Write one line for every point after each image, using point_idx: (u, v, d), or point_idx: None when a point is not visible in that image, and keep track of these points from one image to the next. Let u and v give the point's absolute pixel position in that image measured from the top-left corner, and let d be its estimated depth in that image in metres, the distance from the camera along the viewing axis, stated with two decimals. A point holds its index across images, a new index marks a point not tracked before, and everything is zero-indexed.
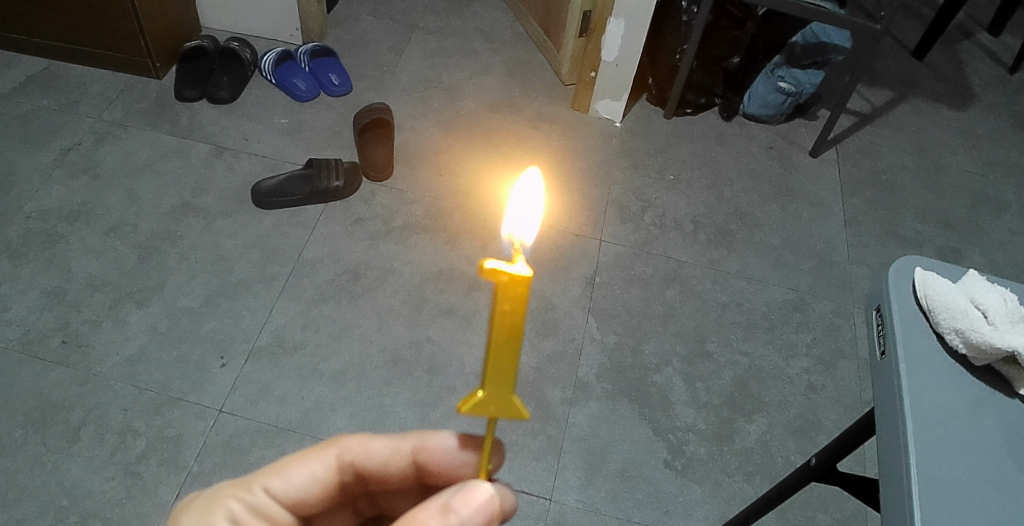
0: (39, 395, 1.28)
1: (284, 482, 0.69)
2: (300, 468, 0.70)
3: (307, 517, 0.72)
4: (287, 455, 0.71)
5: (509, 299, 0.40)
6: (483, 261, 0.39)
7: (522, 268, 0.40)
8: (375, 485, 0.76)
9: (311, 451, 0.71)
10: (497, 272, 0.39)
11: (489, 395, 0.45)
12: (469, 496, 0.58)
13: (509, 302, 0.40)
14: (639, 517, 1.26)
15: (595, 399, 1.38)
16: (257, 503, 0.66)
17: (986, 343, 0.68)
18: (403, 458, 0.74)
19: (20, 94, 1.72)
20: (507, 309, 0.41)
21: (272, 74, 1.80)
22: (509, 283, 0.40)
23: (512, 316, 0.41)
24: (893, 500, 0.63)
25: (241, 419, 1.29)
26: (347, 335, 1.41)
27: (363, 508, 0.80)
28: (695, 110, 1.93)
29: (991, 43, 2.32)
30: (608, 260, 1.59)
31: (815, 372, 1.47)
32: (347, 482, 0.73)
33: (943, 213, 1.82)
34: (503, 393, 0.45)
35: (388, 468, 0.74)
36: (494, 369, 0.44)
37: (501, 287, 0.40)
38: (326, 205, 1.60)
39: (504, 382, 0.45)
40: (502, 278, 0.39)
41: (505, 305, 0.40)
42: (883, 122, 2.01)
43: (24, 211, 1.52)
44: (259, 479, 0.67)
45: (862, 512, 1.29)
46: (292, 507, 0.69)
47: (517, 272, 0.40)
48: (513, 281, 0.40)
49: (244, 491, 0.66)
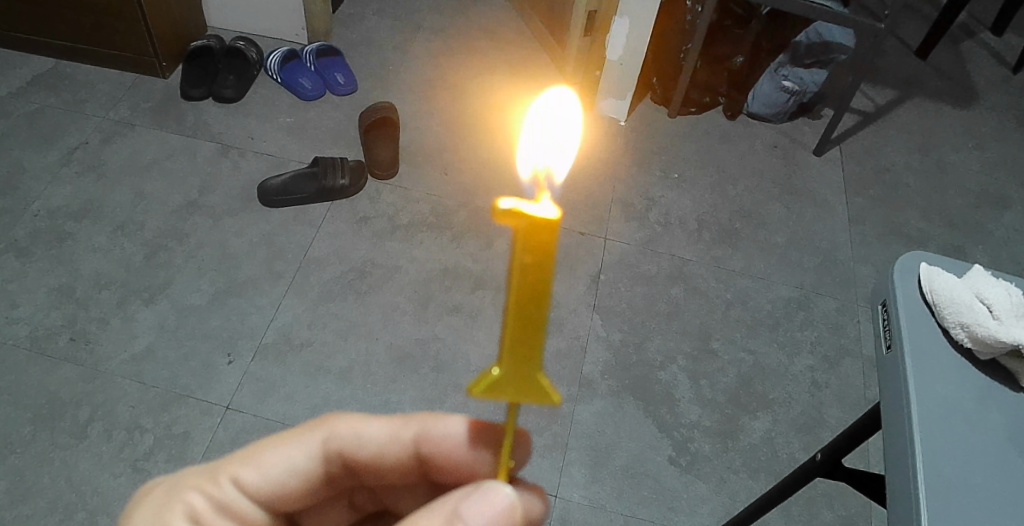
0: (47, 391, 1.29)
1: (257, 473, 0.69)
2: (279, 454, 0.70)
3: (294, 505, 0.72)
4: (269, 438, 0.71)
5: (531, 246, 0.37)
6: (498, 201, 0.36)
7: (551, 210, 0.37)
8: (369, 477, 0.75)
9: (297, 435, 0.71)
10: (515, 213, 0.36)
11: (504, 374, 0.43)
12: (483, 502, 0.57)
13: (530, 248, 0.37)
14: (645, 513, 1.26)
15: (600, 396, 1.39)
16: (224, 495, 0.66)
17: (991, 337, 0.68)
18: (401, 446, 0.73)
19: (27, 93, 1.73)
20: (528, 261, 0.38)
21: (278, 74, 1.81)
22: (530, 226, 0.37)
23: (536, 270, 0.38)
24: (898, 493, 0.64)
25: (249, 415, 1.30)
26: (354, 333, 1.42)
27: (361, 501, 0.80)
28: (699, 109, 1.93)
29: (994, 42, 2.32)
30: (613, 257, 1.60)
31: (820, 369, 1.48)
32: (336, 472, 0.73)
33: (947, 211, 1.82)
34: (524, 371, 0.43)
35: (385, 456, 0.73)
36: (511, 342, 0.42)
37: (521, 230, 0.37)
38: (332, 203, 1.61)
39: (522, 354, 0.42)
40: (523, 219, 0.36)
41: (525, 258, 0.38)
42: (887, 121, 2.02)
43: (32, 209, 1.52)
44: (228, 470, 0.68)
45: (866, 509, 1.29)
46: (266, 497, 0.70)
47: (543, 215, 0.37)
48: (535, 225, 0.37)
49: (212, 483, 0.66)
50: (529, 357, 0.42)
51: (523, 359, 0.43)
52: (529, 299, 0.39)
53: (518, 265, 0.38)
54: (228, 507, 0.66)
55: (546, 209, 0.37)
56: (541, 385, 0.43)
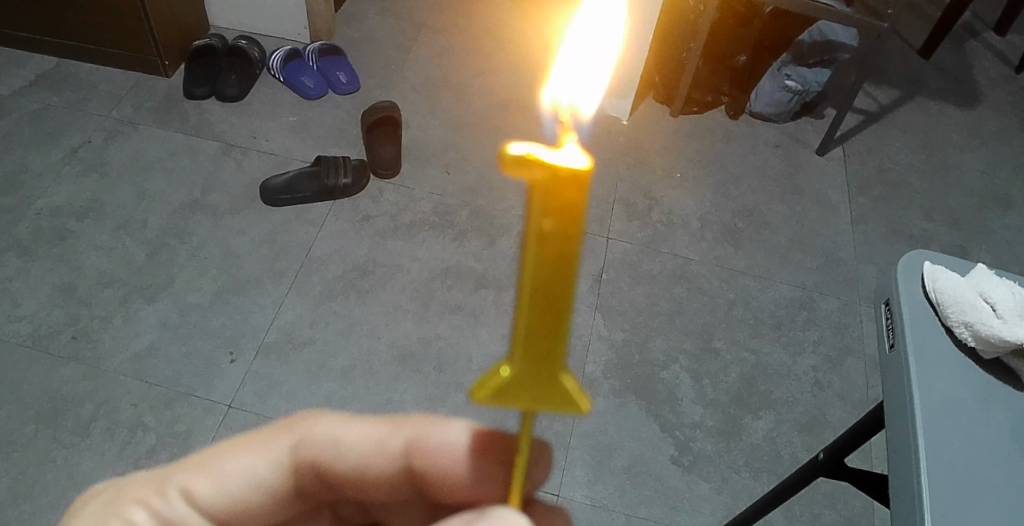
0: (50, 389, 1.29)
1: (212, 486, 0.68)
2: (241, 460, 0.70)
3: (264, 515, 0.72)
4: (230, 442, 0.71)
5: (550, 206, 0.34)
6: (510, 152, 0.33)
7: (575, 162, 0.33)
8: (350, 485, 0.74)
9: (267, 439, 0.71)
10: (533, 163, 0.33)
11: (517, 375, 0.41)
12: None
13: (551, 210, 0.34)
14: (647, 513, 1.26)
15: (602, 395, 1.38)
16: (169, 509, 0.66)
17: (995, 336, 0.68)
18: (389, 453, 0.72)
19: (30, 92, 1.73)
20: (549, 227, 0.34)
21: (280, 73, 1.81)
22: (550, 181, 0.33)
23: (555, 241, 0.35)
24: (901, 493, 0.63)
25: (251, 414, 1.30)
26: (356, 331, 1.42)
27: (345, 510, 0.79)
28: (702, 109, 1.93)
29: (997, 42, 2.31)
30: (615, 257, 1.60)
31: (822, 369, 1.47)
32: (307, 478, 0.72)
33: (950, 210, 1.82)
34: (541, 369, 0.40)
35: (370, 463, 0.72)
36: (526, 337, 0.39)
37: (539, 185, 0.33)
38: (335, 202, 1.61)
39: (536, 347, 0.39)
40: (544, 171, 0.33)
41: (545, 223, 0.34)
42: (890, 121, 2.01)
43: (34, 208, 1.53)
44: (177, 480, 0.68)
45: (869, 509, 1.29)
46: (227, 509, 0.69)
47: (565, 166, 0.33)
48: (555, 178, 0.33)
49: (158, 496, 0.66)
50: (547, 352, 0.39)
51: (539, 356, 0.40)
52: (550, 275, 0.36)
53: (536, 231, 0.34)
54: (172, 518, 0.66)
55: (573, 160, 0.33)
56: (561, 384, 0.41)
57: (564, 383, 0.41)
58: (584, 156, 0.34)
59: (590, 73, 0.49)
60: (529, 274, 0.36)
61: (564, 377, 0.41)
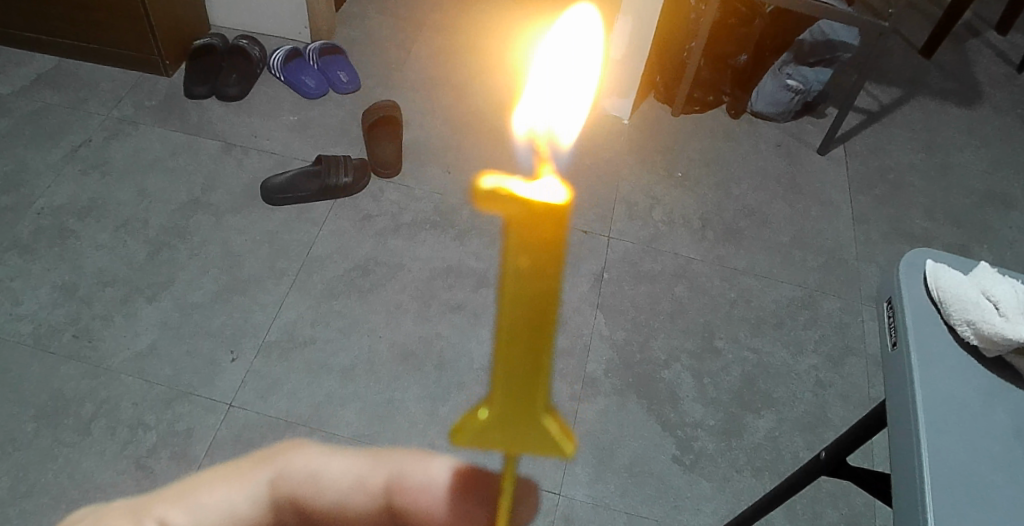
0: (50, 389, 1.29)
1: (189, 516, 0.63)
2: (222, 493, 0.64)
3: None
4: (216, 478, 0.67)
5: (526, 240, 0.35)
6: (488, 183, 0.35)
7: (551, 197, 0.36)
8: None
9: (246, 474, 0.64)
10: (509, 193, 0.35)
11: (496, 417, 0.40)
12: None
13: (526, 242, 0.35)
14: (648, 512, 1.26)
15: (604, 395, 1.38)
16: None
17: (998, 334, 0.68)
18: (368, 497, 0.60)
19: (31, 91, 1.73)
20: (525, 261, 0.35)
21: (281, 72, 1.81)
22: (525, 214, 0.36)
23: (532, 277, 0.36)
24: (904, 492, 0.63)
25: (252, 413, 1.30)
26: (357, 330, 1.42)
27: None
28: (704, 107, 1.93)
29: (998, 41, 2.31)
30: (616, 256, 1.60)
31: (824, 368, 1.47)
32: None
33: (952, 210, 1.82)
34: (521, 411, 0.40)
35: (348, 510, 0.60)
36: (506, 383, 0.39)
37: (516, 218, 0.35)
38: (336, 201, 1.61)
39: (513, 393, 0.39)
40: (522, 205, 0.35)
41: (523, 258, 0.35)
42: (891, 120, 2.01)
43: (35, 207, 1.52)
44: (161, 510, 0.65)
45: (871, 508, 1.28)
46: None
47: (542, 200, 0.36)
48: (529, 212, 0.36)
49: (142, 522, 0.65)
50: (525, 395, 0.39)
51: (519, 399, 0.40)
52: (530, 311, 0.36)
53: (513, 264, 0.35)
54: None
55: (551, 195, 0.36)
56: (542, 426, 0.41)
57: (546, 426, 0.41)
58: (561, 191, 0.36)
59: (566, 103, 0.45)
60: (509, 312, 0.36)
61: (546, 420, 0.41)
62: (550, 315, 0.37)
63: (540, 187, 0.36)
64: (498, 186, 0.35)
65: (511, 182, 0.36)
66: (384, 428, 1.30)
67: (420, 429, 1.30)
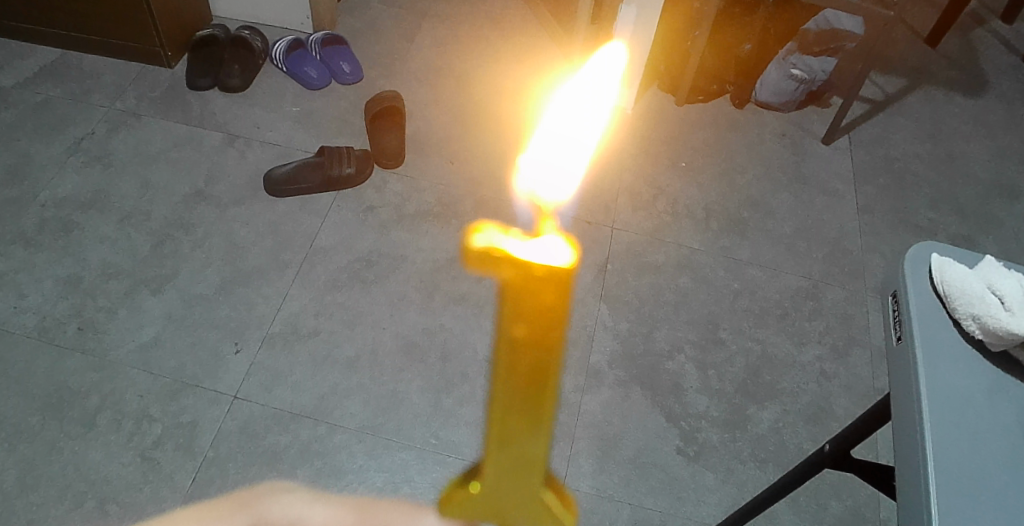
0: (56, 380, 1.29)
1: None
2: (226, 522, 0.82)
3: None
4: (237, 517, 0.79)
5: (521, 319, 0.45)
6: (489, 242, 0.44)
7: (553, 257, 0.45)
8: None
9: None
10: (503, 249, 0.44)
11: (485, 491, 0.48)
12: None
13: (521, 320, 0.46)
14: (652, 503, 1.26)
15: (607, 386, 1.38)
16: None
17: (1003, 329, 0.67)
18: None
19: (33, 83, 1.73)
20: (521, 335, 0.46)
21: (283, 62, 1.80)
22: (526, 275, 0.45)
23: (528, 355, 0.46)
24: (909, 485, 0.63)
25: (256, 405, 1.30)
26: (360, 322, 1.42)
27: None
28: (706, 98, 1.92)
29: (1005, 30, 2.29)
30: (619, 247, 1.59)
31: (828, 360, 1.47)
32: None
33: (957, 200, 1.81)
34: (520, 486, 0.47)
35: None
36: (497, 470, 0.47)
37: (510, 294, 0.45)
38: (338, 193, 1.61)
39: (507, 476, 0.47)
40: (523, 265, 0.45)
41: (517, 329, 0.46)
42: (896, 109, 2.00)
43: (39, 199, 1.52)
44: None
45: (875, 500, 1.29)
46: None
47: (543, 264, 0.45)
48: (530, 274, 0.45)
49: None
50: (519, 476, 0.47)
51: (515, 472, 0.47)
52: (526, 382, 0.45)
53: (510, 338, 0.46)
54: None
55: (558, 255, 0.45)
56: (542, 503, 0.49)
57: (543, 501, 0.49)
58: (563, 250, 0.45)
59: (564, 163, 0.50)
60: (506, 386, 0.45)
61: (545, 496, 0.48)
62: (548, 389, 0.45)
63: (538, 244, 0.45)
64: (497, 248, 0.44)
65: (509, 242, 0.45)
66: (387, 420, 1.30)
67: (424, 420, 1.31)
